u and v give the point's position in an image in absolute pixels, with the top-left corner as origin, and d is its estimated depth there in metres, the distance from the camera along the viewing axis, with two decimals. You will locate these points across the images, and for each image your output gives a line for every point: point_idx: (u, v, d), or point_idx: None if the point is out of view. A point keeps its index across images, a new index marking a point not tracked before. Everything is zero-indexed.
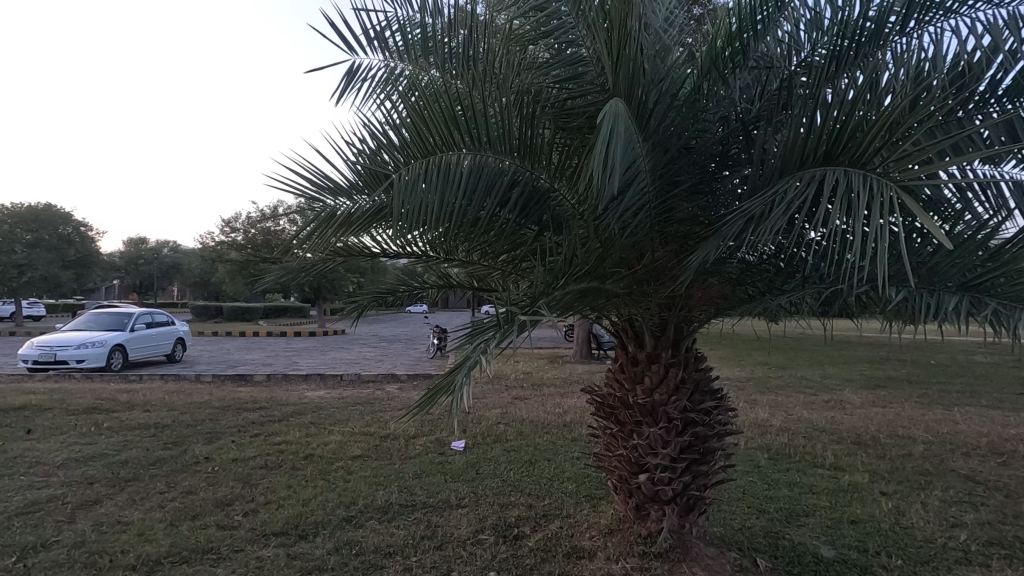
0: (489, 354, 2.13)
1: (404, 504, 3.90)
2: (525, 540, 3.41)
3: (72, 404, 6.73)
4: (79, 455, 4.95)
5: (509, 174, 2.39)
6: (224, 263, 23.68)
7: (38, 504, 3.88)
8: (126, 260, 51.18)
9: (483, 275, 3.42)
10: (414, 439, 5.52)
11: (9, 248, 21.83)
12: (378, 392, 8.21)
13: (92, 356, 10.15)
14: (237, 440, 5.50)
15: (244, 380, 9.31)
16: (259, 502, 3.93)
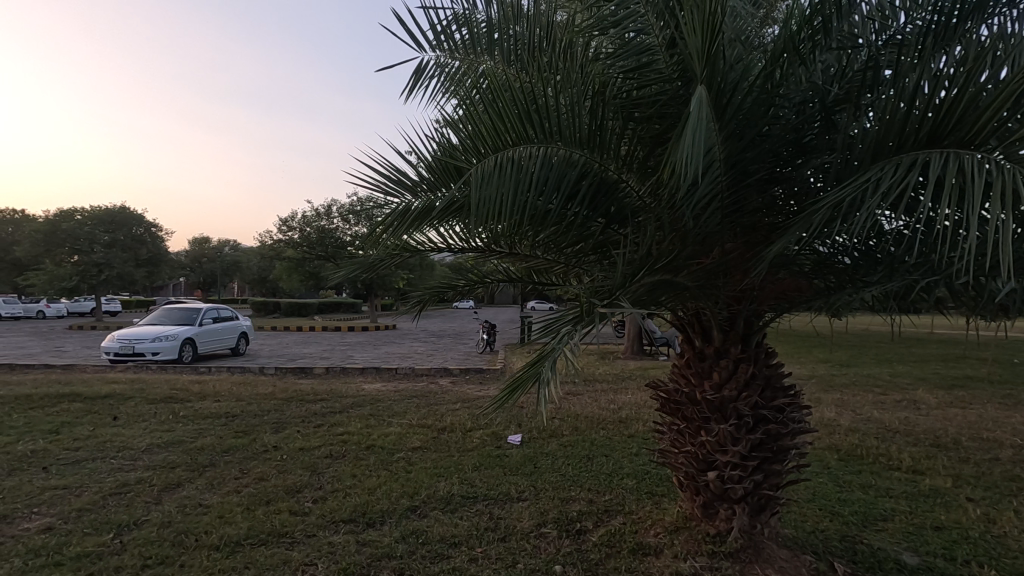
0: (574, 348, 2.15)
1: (465, 495, 3.96)
2: (588, 535, 3.40)
3: (151, 394, 7.18)
4: (160, 441, 5.28)
5: (579, 165, 2.36)
6: (282, 261, 24.73)
7: (128, 486, 4.16)
8: (192, 259, 54.17)
9: (542, 268, 3.42)
10: (470, 432, 5.60)
11: (90, 248, 23.50)
12: (432, 386, 8.36)
13: (166, 349, 10.79)
14: (303, 430, 5.72)
15: (304, 373, 9.67)
16: (327, 490, 4.08)
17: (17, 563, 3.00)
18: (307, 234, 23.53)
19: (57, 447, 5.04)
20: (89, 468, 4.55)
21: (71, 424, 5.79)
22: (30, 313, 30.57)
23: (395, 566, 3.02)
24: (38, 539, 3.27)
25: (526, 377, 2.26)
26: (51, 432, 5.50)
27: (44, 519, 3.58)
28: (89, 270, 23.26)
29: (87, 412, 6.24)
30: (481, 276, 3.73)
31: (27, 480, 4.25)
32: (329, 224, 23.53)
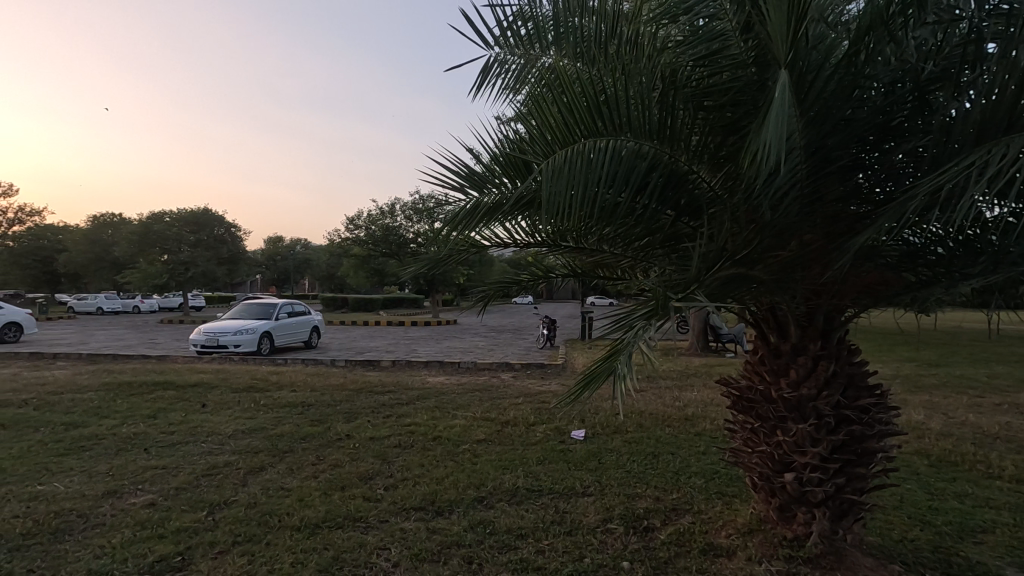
0: (650, 342, 2.14)
1: (531, 488, 4.00)
2: (656, 533, 3.35)
3: (235, 383, 7.69)
4: (244, 427, 5.65)
5: (648, 157, 2.32)
6: (350, 258, 25.77)
7: (218, 468, 4.49)
8: (266, 256, 57.41)
9: (608, 262, 3.38)
10: (533, 427, 5.63)
11: (178, 248, 25.40)
12: (495, 380, 8.48)
13: (246, 342, 11.52)
14: (373, 420, 5.96)
15: (372, 366, 10.04)
16: (397, 478, 4.23)
17: (127, 534, 3.31)
18: (372, 232, 24.32)
19: (155, 431, 5.50)
20: (183, 450, 4.94)
21: (167, 410, 6.30)
22: (128, 309, 33.39)
23: (464, 554, 3.10)
24: (143, 513, 3.59)
25: (600, 371, 2.33)
26: (150, 417, 6.01)
27: (148, 495, 3.93)
28: (178, 268, 25.13)
29: (180, 399, 6.77)
30: (543, 270, 3.74)
31: (132, 460, 4.67)
32: (392, 221, 24.25)
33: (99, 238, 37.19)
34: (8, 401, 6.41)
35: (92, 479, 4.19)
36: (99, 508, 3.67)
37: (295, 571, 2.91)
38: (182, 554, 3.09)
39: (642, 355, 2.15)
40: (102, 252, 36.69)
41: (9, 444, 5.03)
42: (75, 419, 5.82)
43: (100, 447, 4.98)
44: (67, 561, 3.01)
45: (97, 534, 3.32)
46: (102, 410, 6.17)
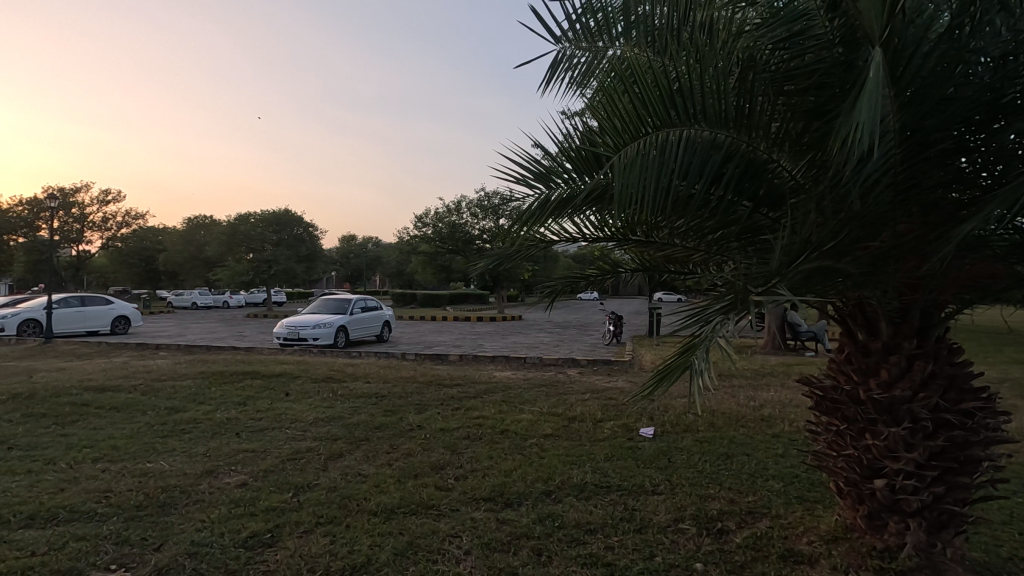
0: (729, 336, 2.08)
1: (599, 484, 3.98)
2: (731, 535, 3.24)
3: (315, 374, 8.15)
4: (323, 416, 5.97)
5: (724, 147, 2.25)
6: (419, 255, 26.57)
7: (301, 453, 4.78)
8: (341, 254, 60.20)
9: (680, 256, 3.29)
10: (601, 423, 5.59)
11: (262, 246, 27.15)
12: (560, 376, 8.48)
13: (324, 335, 12.16)
14: (443, 412, 6.13)
15: (441, 360, 10.31)
16: (467, 469, 4.33)
17: (223, 510, 3.59)
18: (439, 229, 24.86)
19: (245, 417, 5.93)
20: (269, 435, 5.29)
21: (255, 398, 6.77)
22: (218, 304, 36.03)
23: (533, 546, 3.14)
24: (237, 492, 3.88)
25: (675, 367, 2.29)
26: (241, 403, 6.49)
27: (240, 476, 4.24)
28: (262, 266, 26.83)
29: (266, 388, 7.25)
30: (612, 265, 3.70)
31: (226, 443, 5.06)
32: (458, 219, 24.71)
33: (194, 239, 40.41)
34: (121, 386, 7.11)
35: (192, 459, 4.58)
36: (199, 486, 4.01)
37: (374, 553, 3.06)
38: (271, 531, 3.32)
39: (719, 351, 2.10)
40: (196, 251, 39.85)
41: (123, 425, 5.58)
42: (177, 404, 6.37)
43: (198, 431, 5.43)
44: (174, 532, 3.31)
45: (198, 509, 3.63)
46: (200, 397, 6.72)
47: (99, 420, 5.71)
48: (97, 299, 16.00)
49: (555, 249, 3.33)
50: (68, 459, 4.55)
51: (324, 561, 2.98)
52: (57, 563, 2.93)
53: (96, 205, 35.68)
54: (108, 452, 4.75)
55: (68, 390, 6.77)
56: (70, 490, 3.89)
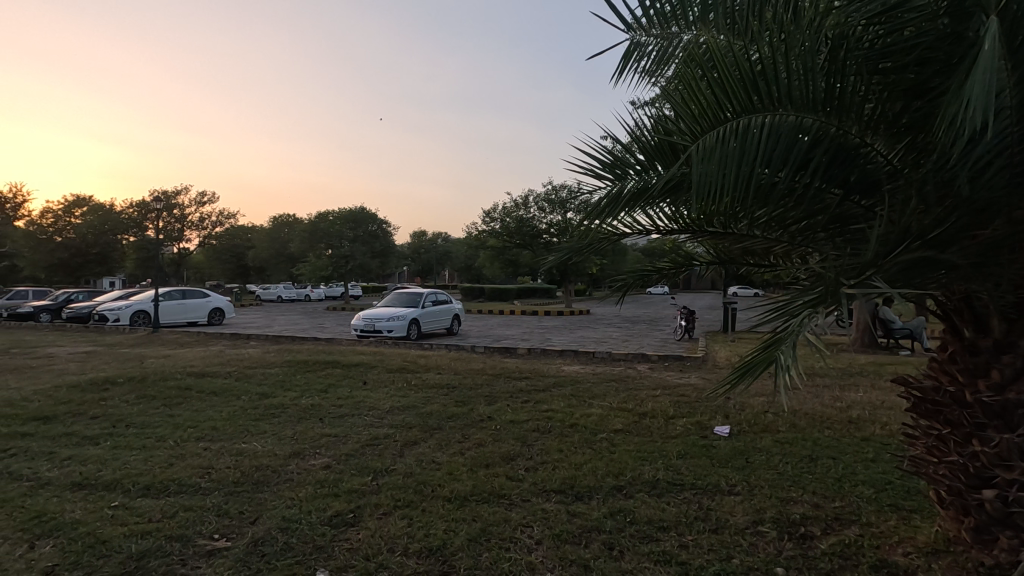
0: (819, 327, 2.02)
1: (672, 481, 3.90)
2: (816, 541, 3.08)
3: (389, 364, 8.49)
4: (399, 404, 6.22)
5: (812, 132, 2.13)
6: (487, 250, 26.97)
7: (379, 439, 5.01)
8: (412, 250, 62.13)
9: (761, 249, 3.15)
10: (673, 419, 5.46)
11: (340, 243, 28.53)
12: (630, 371, 8.34)
13: (398, 327, 12.63)
14: (512, 404, 6.21)
15: (509, 353, 10.43)
16: (537, 461, 4.37)
17: (310, 490, 3.84)
18: (507, 224, 25.07)
19: (327, 403, 6.28)
20: (349, 422, 5.58)
21: (336, 386, 7.16)
22: (300, 297, 38.27)
23: (604, 540, 3.13)
24: (321, 474, 4.13)
25: (759, 360, 2.25)
26: (323, 390, 6.89)
27: (323, 459, 4.50)
28: (340, 261, 28.20)
29: (345, 377, 7.64)
30: (688, 257, 3.60)
31: (310, 427, 5.38)
32: (526, 213, 24.83)
33: (279, 236, 43.09)
34: (218, 373, 7.73)
35: (281, 442, 4.92)
36: (288, 466, 4.31)
37: (448, 538, 3.16)
38: (353, 511, 3.51)
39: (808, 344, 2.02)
40: (281, 248, 42.51)
41: (221, 408, 6.08)
42: (266, 390, 6.85)
43: (286, 415, 5.82)
44: (267, 508, 3.58)
45: (287, 488, 3.89)
46: (286, 384, 7.18)
47: (201, 403, 6.24)
48: (196, 292, 17.44)
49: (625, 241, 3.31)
50: (175, 437, 5.01)
51: (403, 542, 3.11)
52: (169, 529, 3.25)
53: (195, 206, 38.81)
54: (208, 432, 5.19)
55: (173, 375, 7.44)
56: (178, 465, 4.29)
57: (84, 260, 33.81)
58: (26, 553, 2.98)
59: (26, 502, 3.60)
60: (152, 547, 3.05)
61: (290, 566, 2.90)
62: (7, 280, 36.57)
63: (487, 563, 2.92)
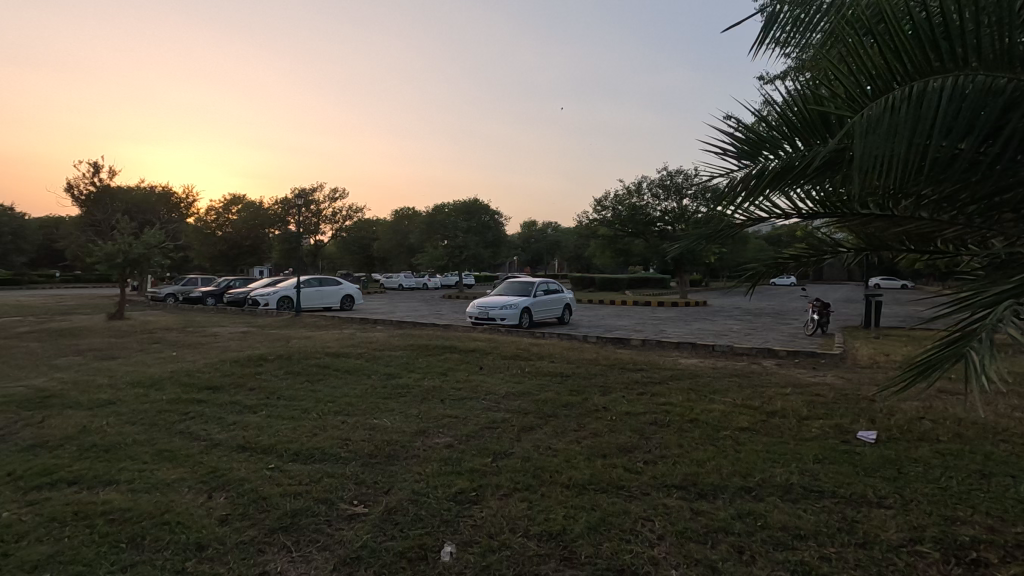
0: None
1: (808, 487, 3.60)
2: (992, 570, 2.68)
3: (503, 351, 8.73)
4: (514, 390, 6.37)
5: (1007, 93, 1.79)
6: (598, 239, 26.64)
7: (497, 422, 5.17)
8: (522, 240, 63.11)
9: (929, 233, 2.76)
10: (807, 421, 5.03)
11: (455, 234, 29.75)
12: (755, 367, 7.80)
13: (510, 315, 12.92)
14: (627, 395, 6.09)
15: (623, 344, 10.23)
16: (656, 455, 4.25)
17: (435, 466, 4.07)
18: (618, 212, 24.51)
19: (447, 386, 6.60)
20: (468, 404, 5.82)
21: (454, 370, 7.49)
22: (419, 286, 40.50)
23: (732, 542, 2.97)
24: (445, 452, 4.35)
25: (942, 356, 1.94)
26: (443, 374, 7.25)
27: (446, 438, 4.74)
28: (455, 251, 29.37)
29: (463, 361, 7.97)
30: (834, 244, 3.26)
31: (433, 408, 5.69)
32: (639, 201, 24.10)
33: (399, 228, 45.90)
34: (351, 353, 8.43)
35: (408, 420, 5.26)
36: (415, 443, 4.59)
37: (568, 524, 3.18)
38: (476, 490, 3.66)
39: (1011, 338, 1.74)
40: (401, 240, 45.32)
41: (354, 385, 6.64)
42: (392, 371, 7.35)
43: (411, 395, 6.20)
44: (398, 480, 3.84)
45: (415, 463, 4.15)
46: (410, 366, 7.65)
47: (337, 380, 6.85)
48: (330, 280, 19.13)
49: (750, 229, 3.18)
50: (318, 410, 5.56)
51: (524, 524, 3.19)
52: (316, 492, 3.61)
53: (327, 202, 42.52)
54: (345, 407, 5.70)
55: (314, 354, 8.24)
56: (321, 435, 4.74)
57: (239, 251, 38.45)
58: (206, 501, 3.47)
59: (204, 459, 4.19)
60: (303, 506, 3.41)
61: (420, 536, 3.09)
62: (182, 269, 42.70)
63: (608, 553, 2.89)
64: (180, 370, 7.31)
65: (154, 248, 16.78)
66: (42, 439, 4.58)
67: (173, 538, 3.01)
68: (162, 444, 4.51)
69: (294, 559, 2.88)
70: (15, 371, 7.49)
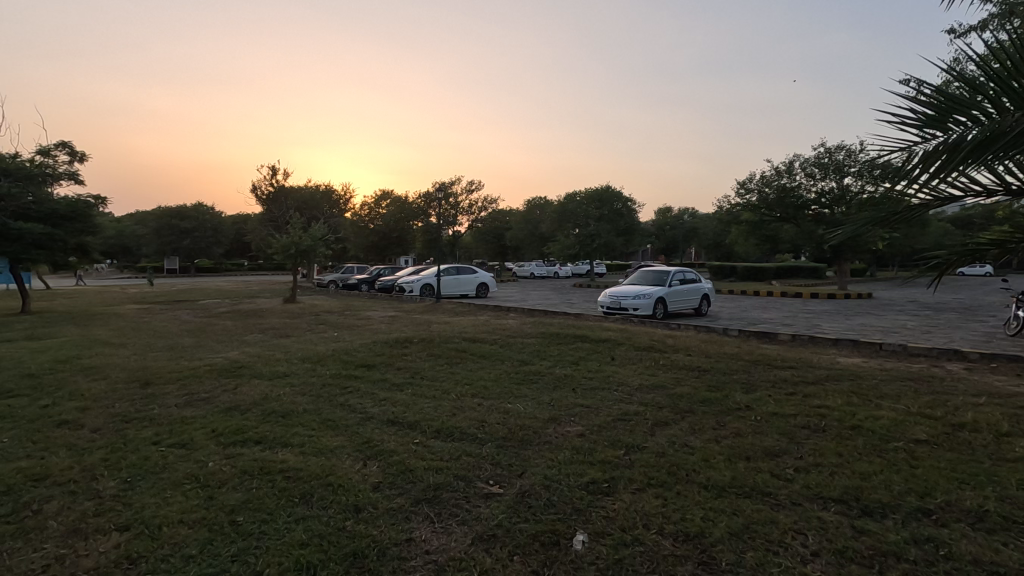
0: None
1: (1011, 518, 3.01)
2: None
3: (636, 342, 8.51)
4: (647, 383, 6.18)
5: None
6: (740, 225, 24.76)
7: (630, 415, 5.06)
8: (657, 227, 60.88)
9: None
10: (1008, 438, 4.21)
11: (587, 223, 29.49)
12: (936, 370, 6.71)
13: (643, 306, 12.54)
14: (774, 395, 5.59)
15: (769, 339, 9.42)
16: (808, 462, 3.85)
17: (567, 454, 4.09)
18: (765, 195, 22.50)
19: (579, 375, 6.62)
20: (600, 395, 5.77)
21: (586, 359, 7.47)
22: (551, 274, 40.99)
23: (906, 570, 2.60)
24: (577, 441, 4.36)
25: None
26: (574, 362, 7.27)
27: (578, 427, 4.75)
28: (586, 240, 28.99)
29: (594, 351, 7.92)
30: None
31: (565, 396, 5.73)
32: (790, 181, 21.88)
33: (531, 218, 46.77)
34: (486, 339, 8.78)
35: (541, 406, 5.36)
36: (547, 429, 4.67)
37: (707, 527, 3.01)
38: (608, 482, 3.62)
39: None
40: (534, 229, 46.18)
41: (489, 370, 6.93)
42: (526, 358, 7.54)
43: (543, 382, 6.32)
44: (531, 464, 3.94)
45: (547, 449, 4.21)
46: (542, 354, 7.77)
47: (474, 364, 7.20)
48: (467, 269, 20.10)
49: (934, 211, 2.77)
50: (457, 392, 5.89)
51: (658, 522, 3.09)
52: (455, 469, 3.83)
53: (465, 194, 44.66)
54: (481, 390, 5.96)
55: (453, 338, 8.72)
56: (459, 416, 5.02)
57: (388, 242, 42.00)
58: (362, 468, 3.86)
59: (360, 430, 4.66)
60: (444, 481, 3.64)
61: (552, 522, 3.13)
62: (342, 258, 47.83)
63: (752, 564, 2.70)
64: (341, 349, 8.21)
65: (319, 240, 18.94)
66: (236, 403, 5.42)
67: (336, 498, 3.39)
68: (327, 414, 5.10)
69: (436, 529, 3.09)
70: (216, 345, 8.95)
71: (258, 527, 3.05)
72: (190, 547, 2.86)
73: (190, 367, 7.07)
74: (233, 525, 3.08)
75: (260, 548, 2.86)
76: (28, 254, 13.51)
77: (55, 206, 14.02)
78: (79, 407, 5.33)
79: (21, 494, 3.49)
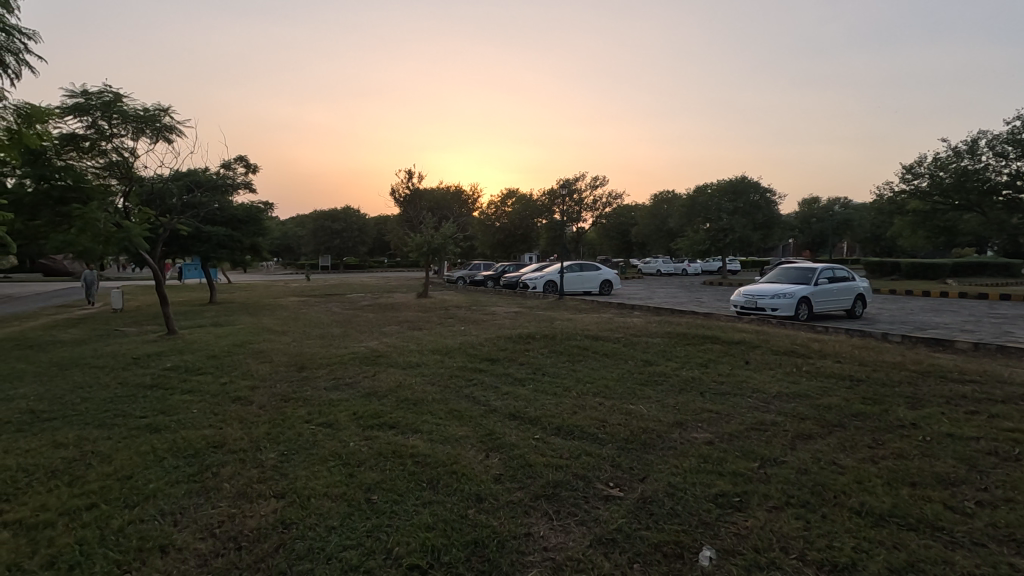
0: None
1: None
2: None
3: (775, 345, 7.80)
4: (788, 391, 5.63)
5: None
6: (906, 215, 21.63)
7: (766, 424, 4.64)
8: (801, 219, 55.52)
9: None
10: None
11: (718, 216, 27.60)
12: None
13: (784, 306, 11.46)
14: (950, 413, 4.78)
15: (942, 346, 8.11)
16: (996, 496, 3.23)
17: (695, 462, 3.85)
18: (939, 179, 19.40)
19: (708, 378, 6.22)
20: (733, 401, 5.36)
21: (716, 361, 7.01)
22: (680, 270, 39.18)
23: None
24: (705, 449, 4.09)
25: None
26: (703, 365, 6.85)
27: (706, 434, 4.45)
28: (716, 236, 27.52)
29: (726, 353, 7.40)
30: None
31: (693, 400, 5.41)
32: (973, 164, 18.60)
33: (659, 213, 45.14)
34: (609, 337, 8.61)
35: (665, 409, 5.12)
36: (672, 434, 4.44)
37: (859, 559, 2.66)
38: (739, 496, 3.34)
39: None
40: (661, 224, 44.52)
41: (612, 368, 6.78)
42: (651, 358, 7.27)
43: (669, 384, 6.03)
44: (655, 470, 3.76)
45: (672, 455, 4.00)
46: (668, 354, 7.43)
47: (596, 362, 7.10)
48: (590, 266, 19.91)
49: None
50: (578, 390, 5.84)
51: (800, 546, 2.79)
52: (575, 468, 3.79)
53: (590, 190, 44.31)
54: (603, 389, 5.85)
55: (575, 335, 8.69)
56: (580, 414, 4.97)
57: (513, 238, 43.04)
58: (484, 459, 3.98)
59: (484, 421, 4.81)
60: (563, 479, 3.62)
61: (675, 533, 2.97)
62: (470, 255, 50.06)
63: None
64: (468, 342, 8.56)
65: (450, 238, 19.96)
66: (374, 389, 5.90)
67: (460, 486, 3.53)
68: (452, 404, 5.33)
69: (555, 527, 3.08)
70: (360, 335, 9.81)
71: (391, 506, 3.28)
72: (333, 519, 3.15)
73: (337, 355, 7.81)
74: (368, 502, 3.34)
75: (391, 527, 3.07)
76: (215, 253, 15.90)
77: (234, 212, 16.34)
78: (249, 386, 6.15)
79: (204, 457, 4.10)
